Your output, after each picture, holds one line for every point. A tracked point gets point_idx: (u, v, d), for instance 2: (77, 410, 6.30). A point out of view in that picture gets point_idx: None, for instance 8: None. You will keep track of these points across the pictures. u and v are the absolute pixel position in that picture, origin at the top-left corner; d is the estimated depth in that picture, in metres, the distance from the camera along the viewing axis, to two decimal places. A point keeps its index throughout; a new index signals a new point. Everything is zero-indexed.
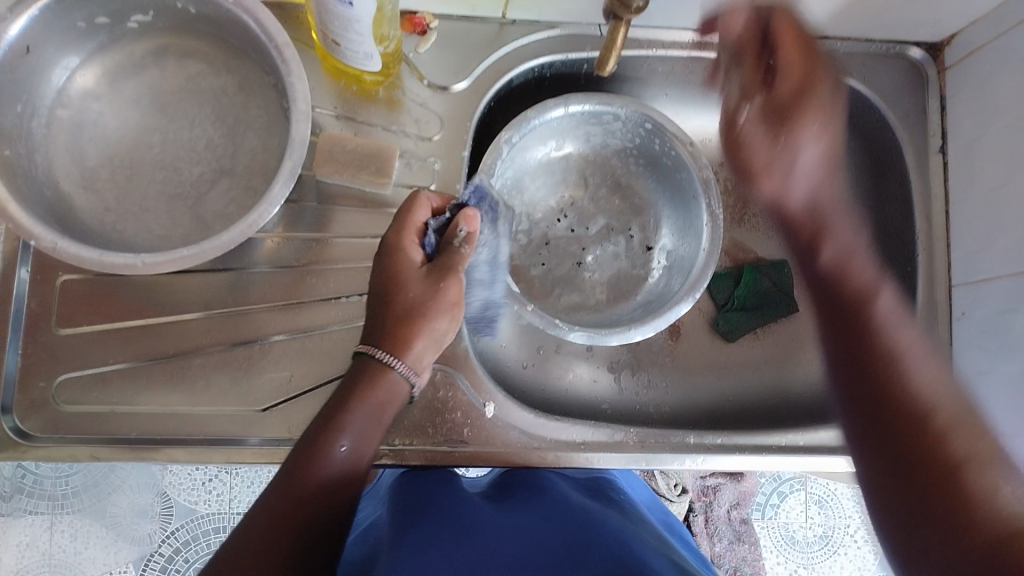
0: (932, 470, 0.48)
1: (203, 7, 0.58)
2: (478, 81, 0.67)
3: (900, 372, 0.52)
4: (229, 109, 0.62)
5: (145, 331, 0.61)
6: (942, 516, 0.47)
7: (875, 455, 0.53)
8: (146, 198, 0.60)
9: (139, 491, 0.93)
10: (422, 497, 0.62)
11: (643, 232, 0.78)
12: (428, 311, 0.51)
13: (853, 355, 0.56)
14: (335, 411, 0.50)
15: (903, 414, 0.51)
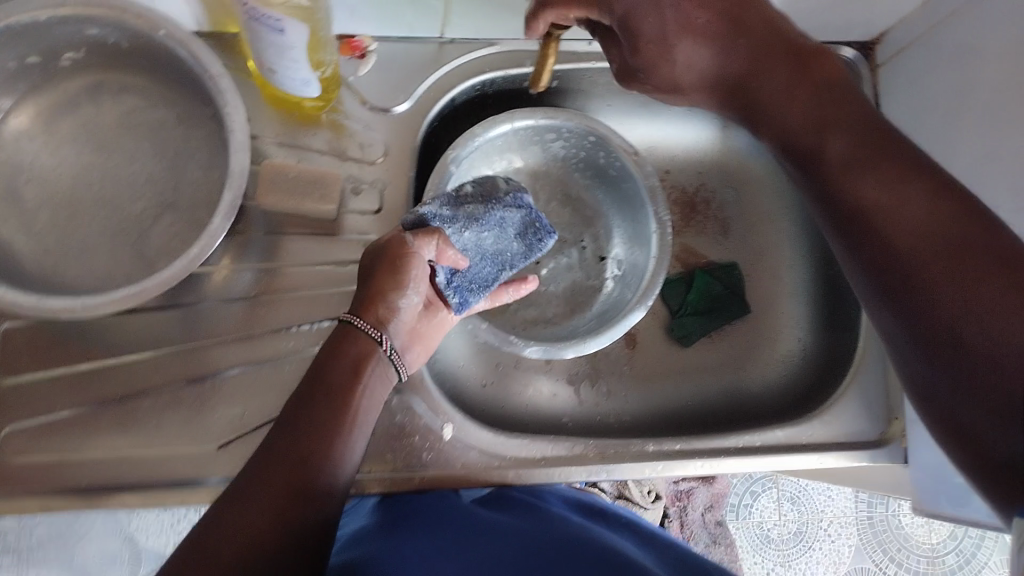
0: (988, 352, 0.40)
1: (135, 40, 0.57)
2: (421, 101, 0.67)
3: (901, 236, 0.48)
4: (168, 142, 0.61)
5: (93, 375, 0.60)
6: (954, 366, 0.42)
7: (925, 345, 0.45)
8: (87, 238, 0.58)
9: (103, 536, 0.89)
10: (400, 508, 0.60)
11: (597, 243, 0.78)
12: (382, 269, 0.54)
13: (870, 231, 0.51)
14: (319, 378, 0.51)
15: (914, 278, 0.46)
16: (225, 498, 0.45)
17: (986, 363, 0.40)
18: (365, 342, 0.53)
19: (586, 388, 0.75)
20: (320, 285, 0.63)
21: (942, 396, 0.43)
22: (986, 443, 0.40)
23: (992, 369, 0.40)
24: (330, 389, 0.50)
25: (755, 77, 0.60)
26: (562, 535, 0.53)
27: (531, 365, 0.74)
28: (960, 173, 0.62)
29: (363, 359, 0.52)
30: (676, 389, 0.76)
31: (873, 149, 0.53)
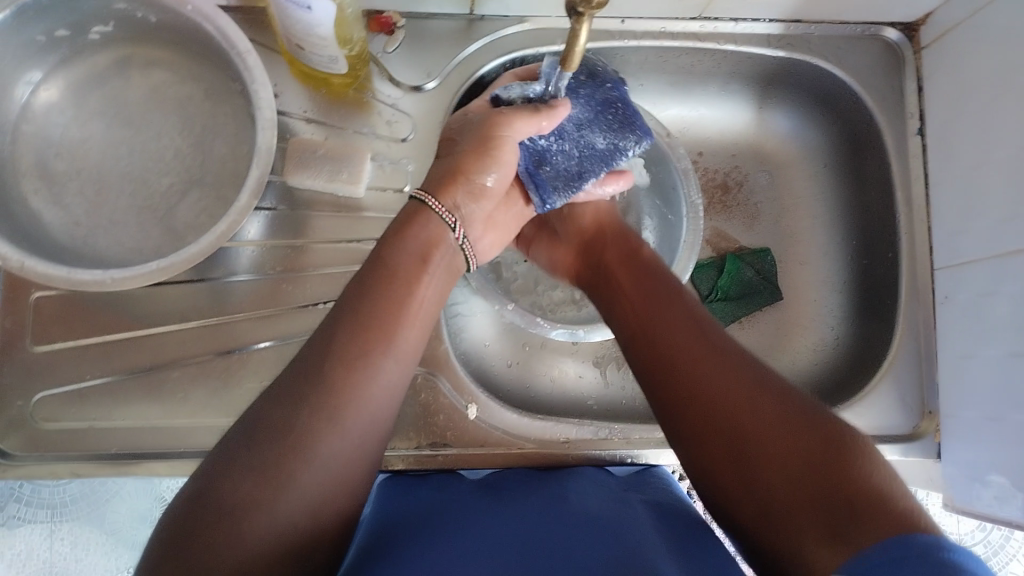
0: (767, 443, 0.45)
1: (162, 15, 0.57)
2: (448, 79, 0.66)
3: (717, 360, 0.50)
4: (197, 118, 0.61)
5: (122, 345, 0.61)
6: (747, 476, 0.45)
7: (720, 446, 0.47)
8: (115, 211, 0.59)
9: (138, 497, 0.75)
10: (407, 490, 0.59)
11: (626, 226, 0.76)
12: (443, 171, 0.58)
13: (660, 359, 0.53)
14: (334, 349, 0.47)
15: (717, 387, 0.48)
16: (224, 448, 0.43)
17: (764, 448, 0.45)
18: (410, 269, 0.52)
19: (612, 371, 0.75)
20: (345, 262, 0.63)
21: (721, 486, 0.47)
22: (755, 505, 0.44)
23: (766, 455, 0.44)
24: (371, 326, 0.49)
25: (598, 256, 0.66)
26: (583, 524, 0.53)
27: (556, 347, 0.74)
28: (1001, 162, 0.60)
29: (431, 243, 0.55)
30: None
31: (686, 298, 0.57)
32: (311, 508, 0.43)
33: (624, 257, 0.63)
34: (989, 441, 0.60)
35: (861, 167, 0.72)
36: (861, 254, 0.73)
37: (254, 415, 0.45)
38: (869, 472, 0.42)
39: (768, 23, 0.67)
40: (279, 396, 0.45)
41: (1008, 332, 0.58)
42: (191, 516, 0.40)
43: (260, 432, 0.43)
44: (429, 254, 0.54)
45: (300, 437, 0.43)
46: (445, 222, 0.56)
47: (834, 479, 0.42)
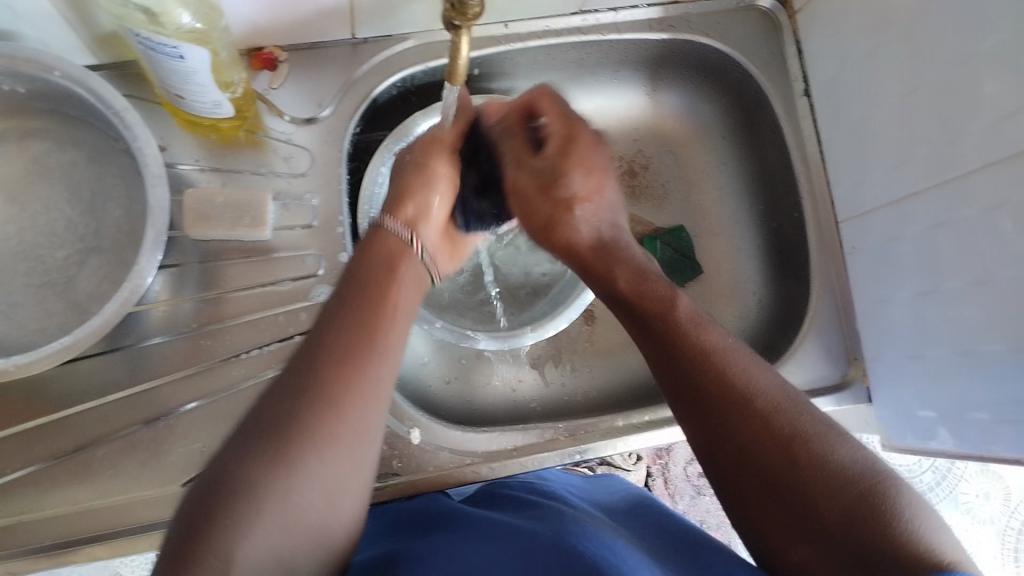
0: (806, 489, 0.43)
1: (31, 84, 0.54)
2: (341, 107, 0.65)
3: (748, 394, 0.47)
4: (84, 184, 0.59)
5: (39, 431, 0.58)
6: (761, 493, 0.45)
7: (756, 484, 0.45)
8: (11, 294, 0.57)
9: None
10: (397, 519, 0.59)
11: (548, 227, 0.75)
12: (407, 173, 0.57)
13: (697, 393, 0.49)
14: (322, 350, 0.46)
15: (751, 422, 0.46)
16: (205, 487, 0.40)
17: (802, 492, 0.43)
18: (375, 281, 0.50)
19: (550, 370, 0.75)
20: (263, 307, 0.62)
21: (759, 535, 0.45)
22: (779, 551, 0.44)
23: (813, 501, 0.42)
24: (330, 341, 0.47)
25: (564, 226, 0.57)
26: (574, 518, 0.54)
27: (491, 356, 0.74)
28: (885, 112, 0.62)
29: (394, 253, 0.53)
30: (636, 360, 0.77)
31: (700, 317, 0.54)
32: (318, 510, 0.42)
33: (609, 249, 0.57)
34: (913, 378, 0.62)
35: (756, 133, 0.74)
36: (768, 218, 0.76)
37: (254, 414, 0.43)
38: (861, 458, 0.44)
39: (647, 8, 0.69)
40: (255, 422, 0.43)
41: (915, 271, 0.61)
42: (191, 531, 0.38)
43: (266, 432, 0.42)
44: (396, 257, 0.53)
45: (281, 441, 0.42)
46: (408, 239, 0.55)
47: (851, 518, 0.41)
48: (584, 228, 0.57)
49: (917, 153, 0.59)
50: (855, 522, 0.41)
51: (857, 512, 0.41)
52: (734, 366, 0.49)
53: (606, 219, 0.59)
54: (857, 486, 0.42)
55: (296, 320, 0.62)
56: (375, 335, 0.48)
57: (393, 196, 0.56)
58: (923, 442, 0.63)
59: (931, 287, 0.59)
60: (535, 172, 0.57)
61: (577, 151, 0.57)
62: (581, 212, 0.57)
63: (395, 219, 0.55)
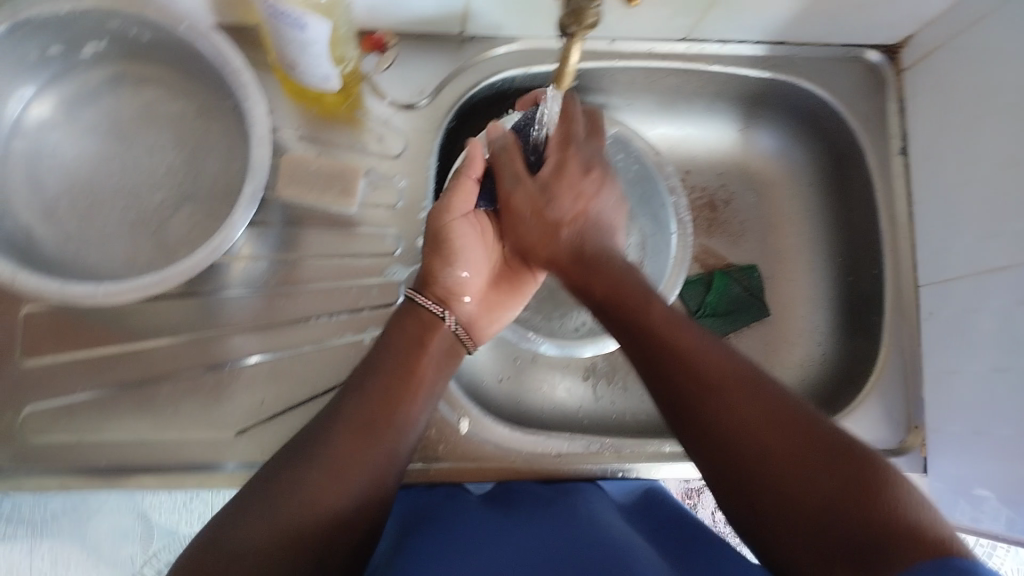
0: (774, 469, 0.44)
1: (156, 34, 0.57)
2: (441, 97, 0.67)
3: (720, 381, 0.48)
4: (189, 134, 0.62)
5: (111, 360, 0.61)
6: (743, 483, 0.46)
7: (738, 474, 0.46)
8: (107, 227, 0.60)
9: (117, 512, 0.73)
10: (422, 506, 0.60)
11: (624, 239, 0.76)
12: (430, 253, 0.60)
13: (670, 384, 0.50)
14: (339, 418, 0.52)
15: (730, 409, 0.47)
16: (211, 527, 0.46)
17: (773, 476, 0.44)
18: (408, 348, 0.56)
19: (603, 386, 0.75)
20: (337, 276, 0.64)
21: (749, 524, 0.46)
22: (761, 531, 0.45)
23: (805, 486, 0.43)
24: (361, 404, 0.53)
25: (552, 236, 0.60)
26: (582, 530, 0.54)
27: (546, 362, 0.75)
28: (983, 180, 0.61)
29: (427, 328, 0.58)
30: None
31: (679, 313, 0.54)
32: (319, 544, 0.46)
33: (590, 261, 0.59)
34: (975, 455, 0.60)
35: (845, 186, 0.74)
36: (845, 271, 0.75)
37: (270, 469, 0.50)
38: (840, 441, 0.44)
39: (754, 44, 0.69)
40: (270, 471, 0.49)
41: (991, 346, 0.59)
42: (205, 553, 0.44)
43: (273, 485, 0.48)
44: (432, 330, 0.58)
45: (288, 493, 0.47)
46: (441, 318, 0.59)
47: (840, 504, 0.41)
48: (563, 241, 0.60)
49: (1011, 226, 0.58)
50: (846, 500, 0.41)
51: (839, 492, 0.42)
52: (710, 355, 0.50)
53: (606, 241, 0.61)
54: (832, 462, 0.43)
55: (367, 294, 0.64)
56: (394, 411, 0.53)
57: (425, 270, 0.60)
58: (975, 523, 0.61)
59: (1005, 364, 0.58)
60: (540, 187, 0.60)
61: (574, 178, 0.61)
62: (566, 231, 0.60)
63: (426, 296, 0.59)
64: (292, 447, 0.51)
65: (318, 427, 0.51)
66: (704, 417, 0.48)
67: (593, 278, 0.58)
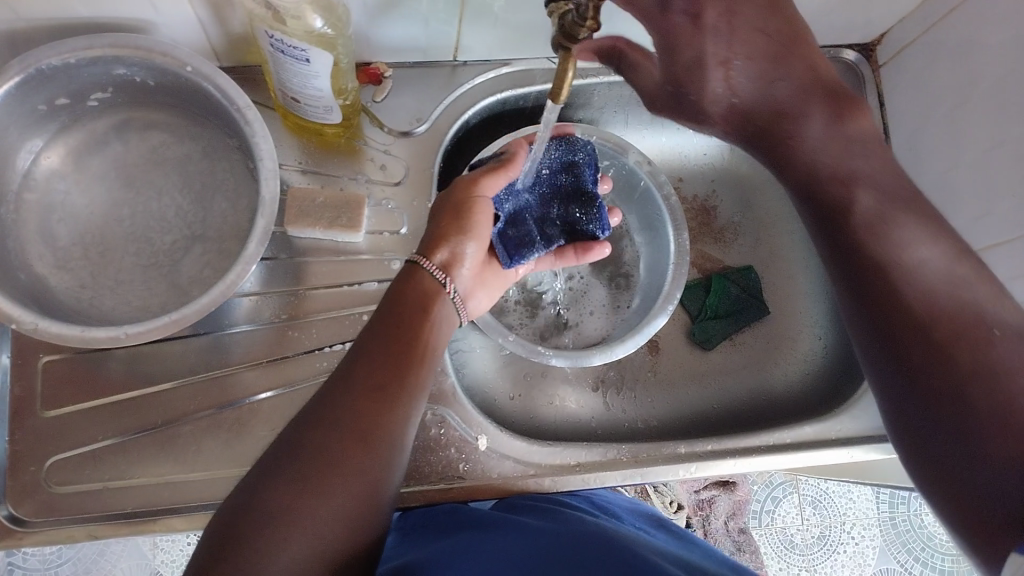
0: (928, 334, 0.47)
1: (161, 78, 0.59)
2: (438, 123, 0.69)
3: (907, 275, 0.48)
4: (196, 175, 0.63)
5: (132, 404, 0.61)
6: (885, 341, 0.49)
7: (891, 334, 0.49)
8: (120, 271, 0.60)
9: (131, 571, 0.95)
10: (431, 517, 0.60)
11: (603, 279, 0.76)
12: (443, 216, 0.58)
13: (863, 250, 0.50)
14: (364, 381, 0.48)
15: (902, 289, 0.48)
16: (221, 519, 0.42)
17: (924, 328, 0.47)
18: (424, 317, 0.53)
19: (612, 396, 0.76)
20: (347, 304, 0.65)
21: (880, 347, 0.50)
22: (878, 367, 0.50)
23: (937, 360, 0.46)
24: (371, 368, 0.49)
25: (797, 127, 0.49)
26: (585, 526, 0.54)
27: (557, 375, 0.75)
28: (968, 166, 0.63)
29: (431, 296, 0.54)
30: (697, 391, 0.77)
31: (887, 210, 0.50)
32: (348, 519, 0.43)
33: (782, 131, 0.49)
34: None
35: None
36: None
37: (287, 435, 0.46)
38: (1013, 393, 0.43)
39: None
40: (287, 436, 0.45)
41: None
42: (228, 532, 0.40)
43: (295, 454, 0.44)
44: (434, 303, 0.55)
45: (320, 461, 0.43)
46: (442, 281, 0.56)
47: (957, 378, 0.45)
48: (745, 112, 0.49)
49: (999, 207, 0.61)
50: (961, 417, 0.44)
51: (968, 446, 0.43)
52: (879, 222, 0.50)
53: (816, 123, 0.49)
54: (979, 398, 0.44)
55: None
56: (418, 368, 0.50)
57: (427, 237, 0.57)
58: None
59: None
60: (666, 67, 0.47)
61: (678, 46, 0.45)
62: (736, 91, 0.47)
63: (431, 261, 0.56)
64: (309, 408, 0.47)
65: (329, 393, 0.47)
66: (869, 271, 0.50)
67: (802, 176, 0.51)
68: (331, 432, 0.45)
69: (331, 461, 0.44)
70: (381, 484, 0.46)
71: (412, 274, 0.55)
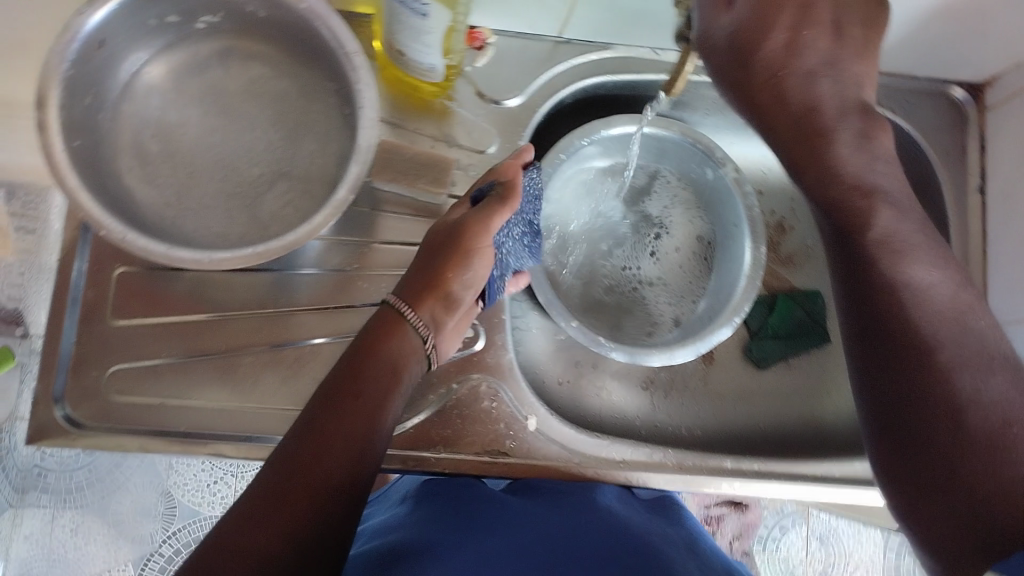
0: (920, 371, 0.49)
1: (273, 11, 0.59)
2: (532, 98, 0.68)
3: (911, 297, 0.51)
4: (290, 114, 0.63)
5: (197, 327, 0.62)
6: (900, 380, 0.50)
7: (875, 353, 0.52)
8: (204, 196, 0.61)
9: (142, 491, 1.02)
10: (443, 487, 0.65)
11: (665, 246, 0.76)
12: (447, 250, 0.55)
13: (858, 274, 0.54)
14: (294, 438, 0.46)
15: (892, 307, 0.51)
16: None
17: (911, 359, 0.49)
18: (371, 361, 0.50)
19: (659, 399, 0.76)
20: None
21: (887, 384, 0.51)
22: (902, 414, 0.49)
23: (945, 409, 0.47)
24: (307, 423, 0.46)
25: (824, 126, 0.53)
26: (581, 508, 0.58)
27: (607, 368, 0.75)
28: None
29: (403, 352, 0.52)
30: (747, 408, 0.77)
31: (903, 235, 0.53)
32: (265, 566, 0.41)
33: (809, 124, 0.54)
34: None
35: None
36: None
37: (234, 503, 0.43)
38: (1000, 423, 0.45)
39: None
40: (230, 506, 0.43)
41: None
42: None
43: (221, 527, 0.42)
44: (400, 361, 0.51)
45: (233, 524, 0.42)
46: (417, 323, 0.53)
47: (977, 438, 0.45)
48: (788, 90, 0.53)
49: None
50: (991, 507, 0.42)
51: (948, 465, 0.45)
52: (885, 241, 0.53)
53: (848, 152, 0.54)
54: (1000, 475, 0.43)
55: None
56: (359, 404, 0.48)
57: (420, 280, 0.55)
58: None
59: None
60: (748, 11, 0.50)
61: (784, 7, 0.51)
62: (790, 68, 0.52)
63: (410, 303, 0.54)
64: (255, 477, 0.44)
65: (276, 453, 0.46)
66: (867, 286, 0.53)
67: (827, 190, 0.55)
68: (253, 493, 0.43)
69: (244, 526, 0.42)
70: (307, 525, 0.43)
71: (388, 323, 0.53)
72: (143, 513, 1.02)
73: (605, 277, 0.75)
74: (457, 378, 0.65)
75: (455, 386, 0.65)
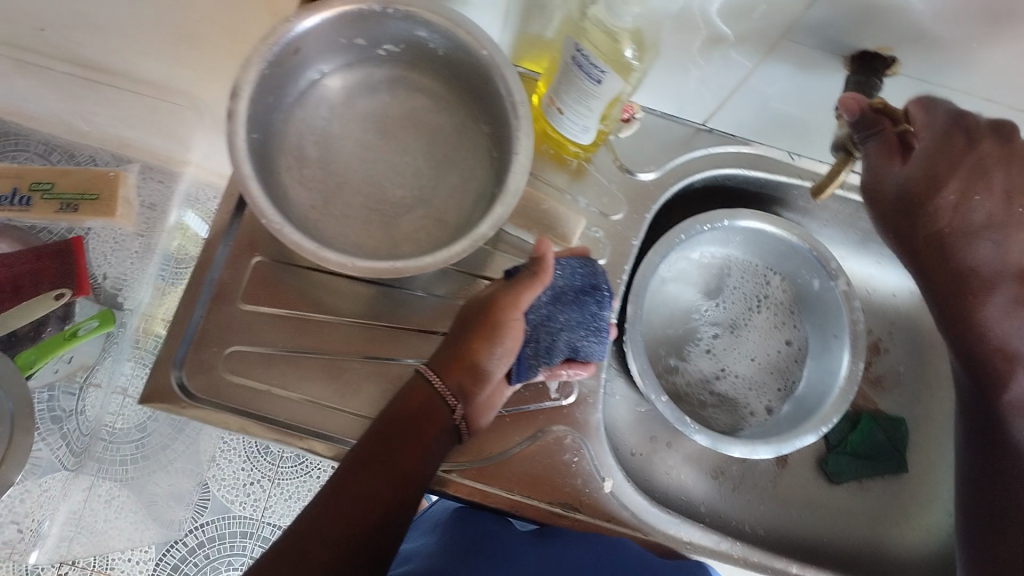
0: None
1: (453, 52, 0.63)
2: (667, 175, 0.71)
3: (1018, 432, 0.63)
4: (442, 147, 0.67)
5: (314, 326, 0.65)
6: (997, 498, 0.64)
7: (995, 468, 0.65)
8: (349, 206, 0.64)
9: (179, 478, 1.19)
10: (472, 530, 0.66)
11: (749, 336, 0.77)
12: (473, 329, 0.59)
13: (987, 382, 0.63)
14: (330, 493, 0.55)
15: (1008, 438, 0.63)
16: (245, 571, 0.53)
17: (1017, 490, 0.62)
18: (400, 429, 0.57)
19: (727, 489, 0.76)
20: None
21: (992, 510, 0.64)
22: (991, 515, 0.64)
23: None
24: (341, 483, 0.55)
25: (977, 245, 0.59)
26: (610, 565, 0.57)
27: (682, 450, 0.76)
28: None
29: (430, 418, 0.58)
30: (814, 516, 0.76)
31: None
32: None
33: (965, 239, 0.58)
34: None
35: None
36: None
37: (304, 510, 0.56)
38: None
39: None
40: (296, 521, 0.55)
41: None
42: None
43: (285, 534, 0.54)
44: (423, 426, 0.58)
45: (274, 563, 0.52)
46: (446, 399, 0.59)
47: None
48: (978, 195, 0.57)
49: None
50: None
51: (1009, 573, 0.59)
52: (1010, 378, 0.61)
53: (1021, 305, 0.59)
54: None
55: None
56: (378, 474, 0.56)
57: (447, 354, 0.60)
58: None
59: None
60: (924, 168, 0.56)
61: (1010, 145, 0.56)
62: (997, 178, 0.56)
63: (439, 377, 0.59)
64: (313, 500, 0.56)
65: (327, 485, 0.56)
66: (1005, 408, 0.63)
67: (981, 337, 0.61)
68: (300, 527, 0.54)
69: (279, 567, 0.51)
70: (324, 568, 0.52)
71: (412, 393, 0.59)
72: (177, 498, 1.19)
73: (697, 366, 0.76)
74: (542, 427, 0.66)
75: (540, 432, 0.66)
